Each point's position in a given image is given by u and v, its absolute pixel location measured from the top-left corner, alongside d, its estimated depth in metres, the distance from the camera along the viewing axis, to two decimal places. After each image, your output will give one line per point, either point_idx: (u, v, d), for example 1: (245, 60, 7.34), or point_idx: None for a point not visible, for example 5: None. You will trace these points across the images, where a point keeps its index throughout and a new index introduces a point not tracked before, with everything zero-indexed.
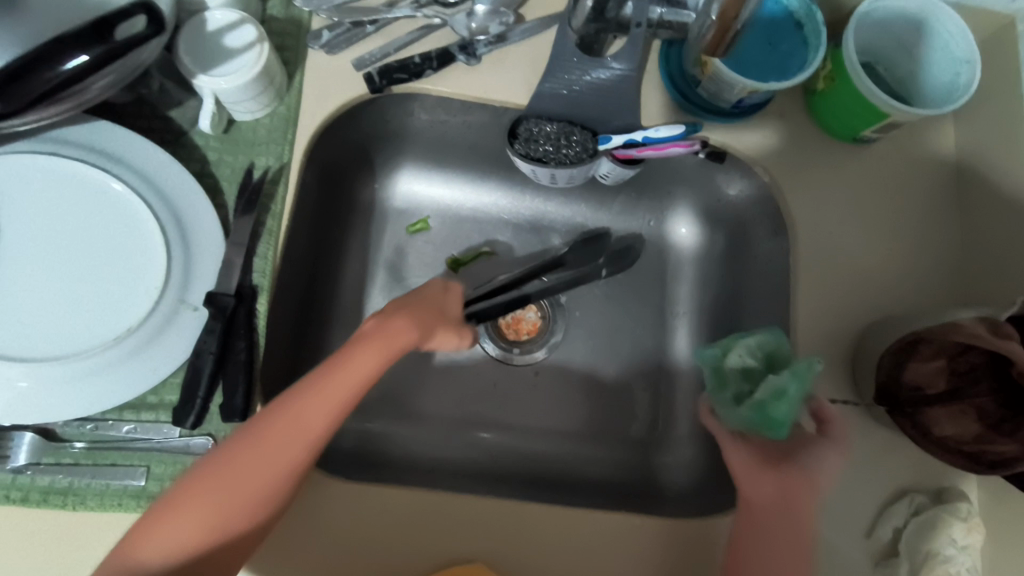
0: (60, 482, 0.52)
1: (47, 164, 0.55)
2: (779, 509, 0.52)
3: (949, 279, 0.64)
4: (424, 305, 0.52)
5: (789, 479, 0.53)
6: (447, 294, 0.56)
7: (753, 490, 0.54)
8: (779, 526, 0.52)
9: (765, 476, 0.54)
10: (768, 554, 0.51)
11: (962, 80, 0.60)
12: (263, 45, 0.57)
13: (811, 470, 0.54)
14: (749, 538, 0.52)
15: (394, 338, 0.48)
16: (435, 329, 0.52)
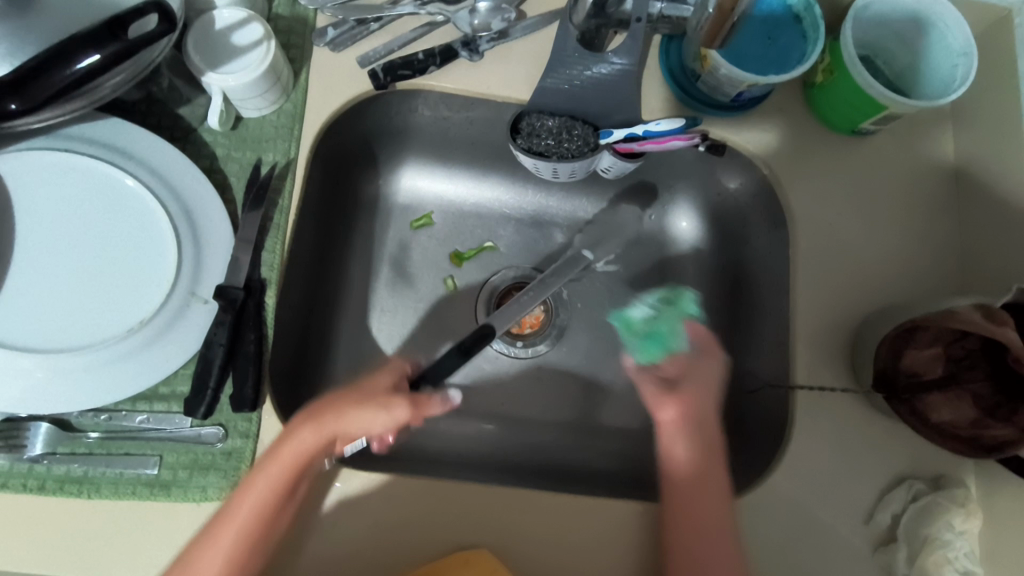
0: (76, 471, 0.53)
1: (60, 160, 0.56)
2: (685, 424, 0.60)
3: (947, 268, 0.65)
4: (336, 400, 0.57)
5: (688, 396, 0.61)
6: (370, 382, 0.60)
7: (666, 417, 0.61)
8: (693, 440, 0.59)
9: (671, 401, 0.62)
10: (697, 470, 0.57)
11: (959, 72, 0.61)
12: (270, 43, 0.58)
13: (698, 379, 0.62)
14: (680, 461, 0.58)
15: (293, 438, 0.54)
16: (341, 418, 0.56)
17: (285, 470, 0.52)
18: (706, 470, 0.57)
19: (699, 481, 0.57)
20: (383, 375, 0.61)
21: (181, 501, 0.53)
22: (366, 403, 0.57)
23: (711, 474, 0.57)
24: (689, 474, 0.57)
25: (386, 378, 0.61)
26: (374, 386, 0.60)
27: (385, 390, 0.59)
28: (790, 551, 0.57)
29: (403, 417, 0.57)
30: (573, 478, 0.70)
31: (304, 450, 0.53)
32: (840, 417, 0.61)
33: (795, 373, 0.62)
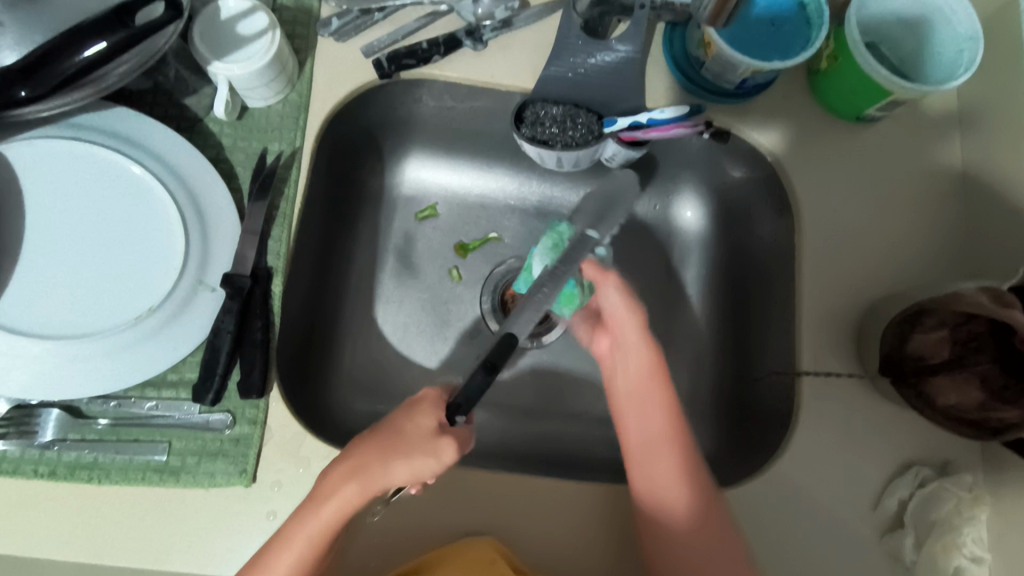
0: (86, 457, 0.54)
1: (68, 149, 0.57)
2: (622, 352, 0.60)
3: (953, 254, 0.65)
4: (374, 446, 0.49)
5: (615, 319, 0.60)
6: (410, 418, 0.51)
7: (603, 345, 0.62)
8: (627, 370, 0.59)
9: (604, 332, 0.62)
10: (636, 399, 0.57)
11: (966, 56, 0.61)
12: (276, 32, 0.59)
13: (614, 299, 0.59)
14: (621, 393, 0.59)
15: (334, 491, 0.48)
16: (384, 470, 0.48)
17: (323, 529, 0.48)
18: (644, 399, 0.57)
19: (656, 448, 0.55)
20: (424, 405, 0.52)
21: (189, 486, 0.53)
22: (410, 450, 0.49)
23: (669, 439, 0.56)
24: (631, 405, 0.57)
25: (427, 411, 0.51)
26: (413, 427, 0.50)
27: (430, 428, 0.50)
28: (796, 537, 0.57)
29: (451, 459, 0.49)
30: (578, 467, 0.70)
31: (346, 505, 0.48)
32: (845, 403, 0.61)
33: (801, 360, 0.62)
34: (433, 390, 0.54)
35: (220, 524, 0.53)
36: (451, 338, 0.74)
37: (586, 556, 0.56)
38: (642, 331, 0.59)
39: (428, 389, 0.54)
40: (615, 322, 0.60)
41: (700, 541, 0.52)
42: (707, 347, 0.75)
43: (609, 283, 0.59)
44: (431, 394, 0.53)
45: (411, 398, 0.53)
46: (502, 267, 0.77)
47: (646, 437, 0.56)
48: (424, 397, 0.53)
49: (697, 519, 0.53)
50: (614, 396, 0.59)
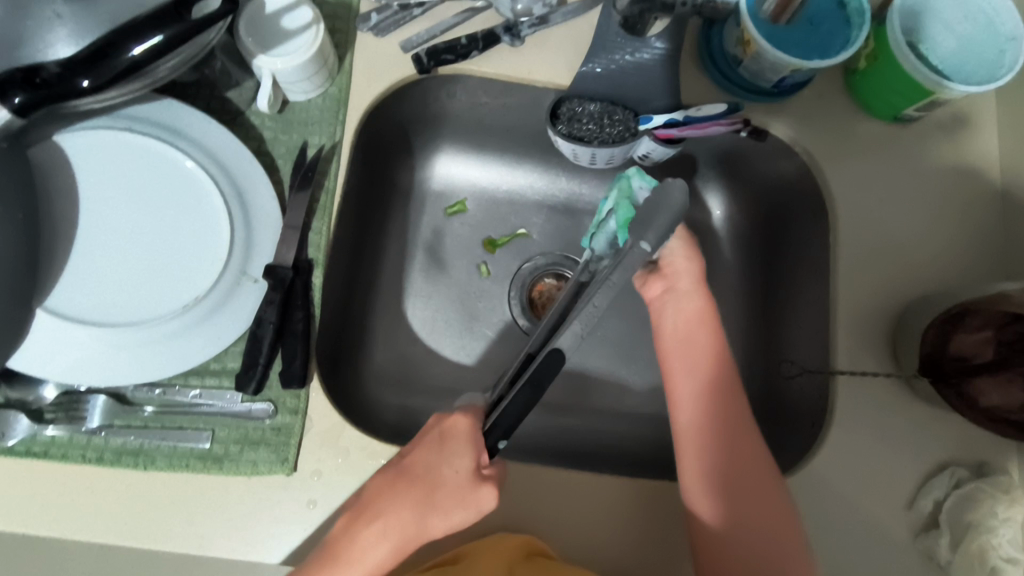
0: (132, 443, 0.55)
1: (118, 140, 0.57)
2: (674, 297, 0.59)
3: (989, 256, 0.65)
4: (409, 500, 0.49)
5: (668, 265, 0.59)
6: (443, 465, 0.49)
7: (654, 290, 0.60)
8: (678, 316, 0.58)
9: (654, 278, 0.59)
10: (683, 346, 0.57)
11: (1007, 58, 0.61)
12: (319, 26, 0.59)
13: (674, 244, 0.58)
14: (669, 342, 0.58)
15: (369, 551, 0.48)
16: (423, 528, 0.48)
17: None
18: (693, 344, 0.57)
19: (704, 409, 0.55)
20: (456, 450, 0.49)
21: (232, 474, 0.54)
22: (445, 504, 0.49)
23: (722, 410, 0.55)
24: (677, 351, 0.57)
25: (460, 455, 0.49)
26: (445, 476, 0.49)
27: (468, 476, 0.49)
28: (832, 535, 0.57)
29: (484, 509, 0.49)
30: (607, 463, 0.70)
31: (378, 564, 0.48)
32: (879, 401, 0.61)
33: (836, 359, 0.62)
34: (463, 418, 0.50)
35: (263, 511, 0.54)
36: (480, 333, 0.75)
37: (621, 552, 0.56)
38: (695, 277, 0.58)
39: (456, 420, 0.50)
40: (671, 266, 0.58)
41: (744, 514, 0.52)
42: (736, 344, 0.74)
43: (675, 233, 0.59)
44: (461, 426, 0.50)
45: (439, 435, 0.50)
46: (529, 263, 0.77)
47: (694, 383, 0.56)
48: (452, 432, 0.50)
49: (745, 488, 0.53)
50: (661, 336, 0.59)
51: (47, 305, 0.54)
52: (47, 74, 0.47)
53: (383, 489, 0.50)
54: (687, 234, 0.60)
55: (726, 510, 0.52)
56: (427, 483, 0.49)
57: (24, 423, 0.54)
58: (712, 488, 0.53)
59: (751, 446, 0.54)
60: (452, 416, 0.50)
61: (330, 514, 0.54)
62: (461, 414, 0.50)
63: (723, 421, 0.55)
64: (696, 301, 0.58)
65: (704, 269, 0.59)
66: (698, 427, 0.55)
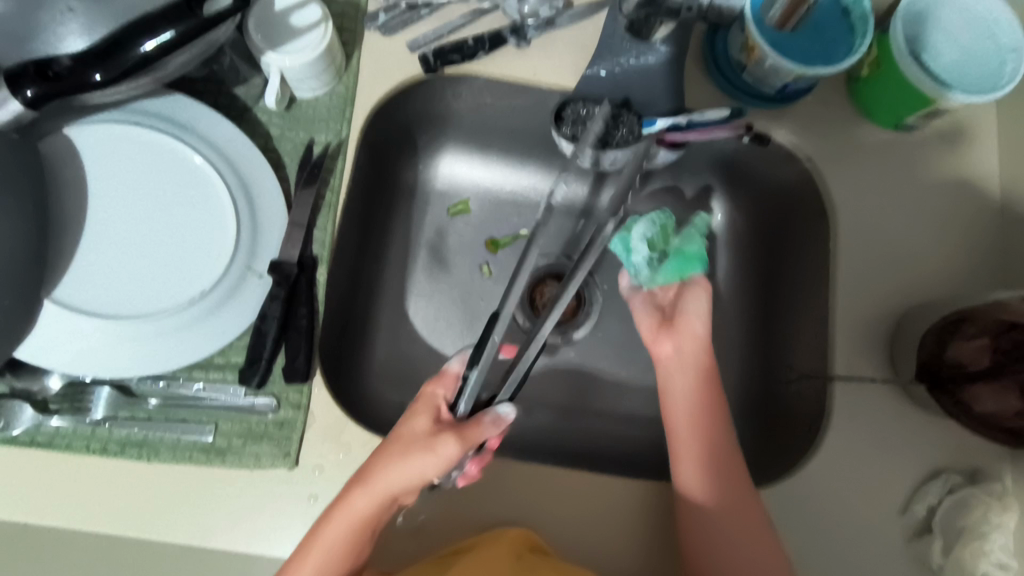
0: (136, 435, 0.55)
1: (126, 133, 0.58)
2: (685, 353, 0.59)
3: (987, 264, 0.65)
4: (386, 452, 0.51)
5: (681, 323, 0.59)
6: (411, 423, 0.52)
7: (665, 352, 0.60)
8: (684, 371, 0.58)
9: (668, 332, 0.60)
10: (691, 405, 0.57)
11: (1007, 68, 0.61)
12: (328, 25, 0.60)
13: (696, 307, 0.60)
14: (677, 396, 0.58)
15: (347, 501, 0.50)
16: (389, 475, 0.50)
17: (339, 533, 0.50)
18: (699, 399, 0.58)
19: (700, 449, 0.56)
20: (423, 406, 0.53)
21: (234, 467, 0.55)
22: (410, 450, 0.50)
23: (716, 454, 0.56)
24: (683, 410, 0.58)
25: (426, 414, 0.53)
26: (418, 431, 0.52)
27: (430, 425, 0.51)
28: (826, 538, 0.58)
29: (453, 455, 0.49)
30: (604, 462, 0.70)
31: (356, 512, 0.50)
32: (875, 407, 0.61)
33: (833, 364, 0.63)
34: (432, 386, 0.54)
35: (264, 505, 0.54)
36: (482, 333, 0.75)
37: (616, 550, 0.57)
38: (704, 339, 0.59)
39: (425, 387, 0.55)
40: (682, 325, 0.59)
41: (732, 515, 0.54)
42: (735, 348, 0.75)
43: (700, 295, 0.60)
44: (428, 393, 0.54)
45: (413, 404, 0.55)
46: (531, 263, 0.78)
47: (695, 438, 0.57)
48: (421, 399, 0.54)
49: (728, 492, 0.55)
50: (664, 388, 0.59)
51: (55, 296, 0.54)
52: (59, 67, 0.48)
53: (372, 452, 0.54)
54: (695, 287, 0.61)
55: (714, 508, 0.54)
56: (396, 432, 0.52)
57: (29, 413, 0.54)
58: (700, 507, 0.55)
59: (729, 450, 0.57)
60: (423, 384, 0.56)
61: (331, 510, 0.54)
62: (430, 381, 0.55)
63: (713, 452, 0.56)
64: (704, 355, 0.59)
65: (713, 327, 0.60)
66: (695, 469, 0.56)
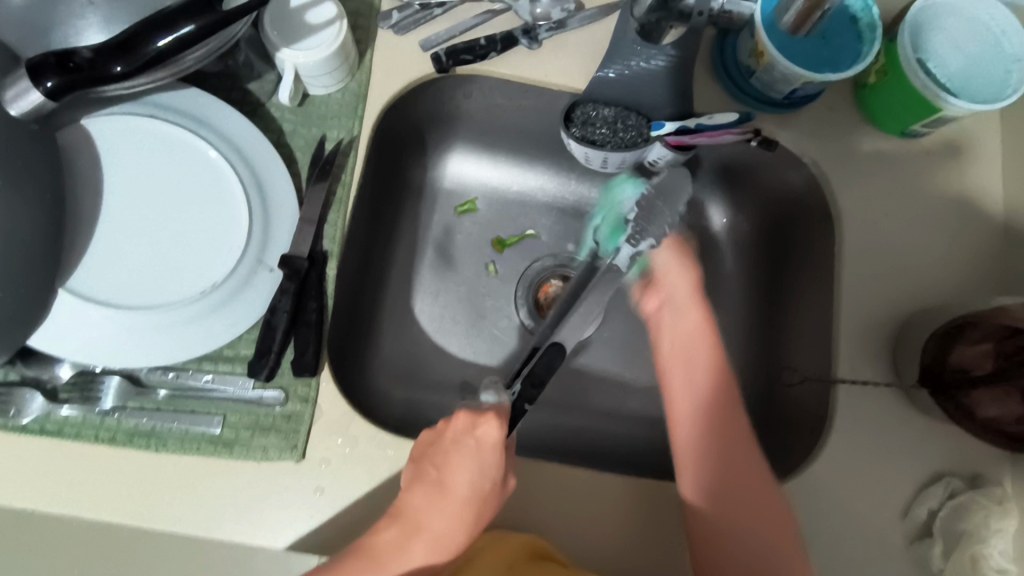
0: (145, 425, 0.55)
1: (140, 126, 0.58)
2: (671, 308, 0.62)
3: (990, 271, 0.66)
4: (459, 511, 0.51)
5: (664, 279, 0.63)
6: (477, 472, 0.52)
7: (650, 305, 0.63)
8: (674, 328, 0.61)
9: (654, 291, 0.63)
10: (682, 357, 0.59)
11: (1014, 77, 0.62)
12: (343, 22, 0.61)
13: (664, 258, 0.63)
14: (666, 350, 0.60)
15: (408, 557, 0.50)
16: (466, 533, 0.51)
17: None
18: (689, 356, 0.59)
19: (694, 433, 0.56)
20: (490, 451, 0.53)
21: (241, 459, 0.55)
22: (484, 505, 0.52)
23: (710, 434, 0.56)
24: (677, 363, 0.59)
25: (494, 459, 0.53)
26: (487, 484, 0.52)
27: (500, 471, 0.53)
28: (827, 540, 0.58)
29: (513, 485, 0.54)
30: (607, 461, 0.70)
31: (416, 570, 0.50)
32: (877, 410, 0.62)
33: (837, 367, 0.63)
34: (493, 423, 0.54)
35: (270, 497, 0.54)
36: (487, 331, 0.76)
37: (619, 549, 0.57)
38: (692, 290, 0.62)
39: (486, 423, 0.53)
40: (666, 280, 0.63)
41: (733, 505, 0.54)
42: (738, 351, 0.76)
43: (665, 246, 0.63)
44: (494, 437, 0.53)
45: (472, 440, 0.53)
46: (536, 263, 0.78)
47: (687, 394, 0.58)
48: (483, 441, 0.53)
49: (731, 481, 0.54)
50: (658, 350, 0.61)
51: (69, 286, 0.54)
52: (80, 59, 0.49)
53: (420, 493, 0.52)
54: (680, 246, 0.64)
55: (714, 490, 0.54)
56: (461, 487, 0.52)
57: (39, 402, 0.55)
58: (700, 490, 0.55)
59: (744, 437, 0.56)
60: (479, 417, 0.54)
61: (339, 501, 0.55)
62: (489, 416, 0.54)
63: (718, 439, 0.56)
64: (694, 317, 0.60)
65: (697, 279, 0.62)
66: (696, 432, 0.56)
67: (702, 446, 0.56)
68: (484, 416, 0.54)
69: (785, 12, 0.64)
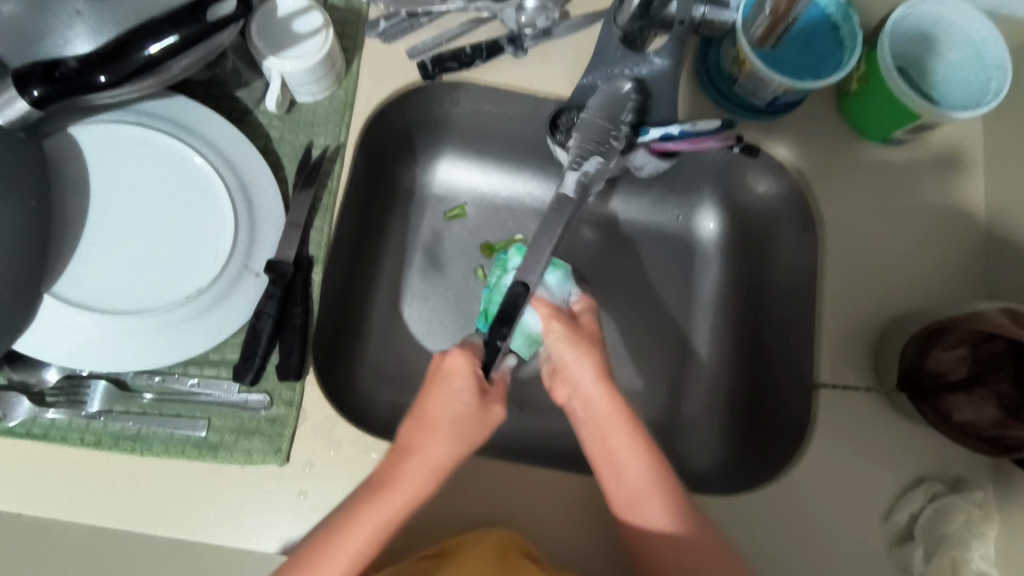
0: (130, 429, 0.56)
1: (128, 132, 0.59)
2: (580, 396, 0.59)
3: (972, 276, 0.66)
4: (441, 435, 0.54)
5: (564, 364, 0.60)
6: (452, 396, 0.56)
7: (562, 394, 0.61)
8: (591, 416, 0.58)
9: (562, 380, 0.61)
10: (604, 445, 0.56)
11: (993, 85, 0.63)
12: (329, 31, 0.62)
13: (557, 344, 0.61)
14: (588, 442, 0.58)
15: (404, 478, 0.52)
16: (451, 448, 0.54)
17: (400, 509, 0.51)
18: (607, 440, 0.56)
19: (658, 506, 0.54)
20: (461, 376, 0.56)
21: (226, 462, 0.56)
22: (465, 426, 0.55)
23: (665, 487, 0.55)
24: (600, 459, 0.56)
25: (465, 385, 0.56)
26: (465, 407, 0.55)
27: (475, 396, 0.56)
28: (808, 544, 0.59)
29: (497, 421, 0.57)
30: (592, 466, 0.71)
31: (417, 489, 0.52)
32: (858, 414, 0.62)
33: (819, 372, 0.64)
34: (461, 355, 0.57)
35: (253, 501, 0.55)
36: (475, 335, 0.76)
37: (602, 552, 0.58)
38: (597, 368, 0.59)
39: (451, 356, 0.57)
40: (563, 362, 0.60)
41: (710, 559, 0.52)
42: (724, 356, 0.76)
43: (557, 331, 0.61)
44: (462, 363, 0.57)
45: (441, 371, 0.57)
46: None
47: (623, 484, 0.55)
48: (453, 369, 0.57)
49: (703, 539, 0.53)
50: (583, 441, 0.59)
51: (56, 291, 0.55)
52: (66, 69, 0.50)
53: (408, 426, 0.55)
54: (554, 312, 0.63)
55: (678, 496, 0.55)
56: (441, 412, 0.55)
57: (25, 405, 0.55)
58: (664, 500, 0.54)
59: (695, 487, 0.55)
60: (449, 352, 0.58)
61: (322, 504, 0.55)
62: (456, 350, 0.58)
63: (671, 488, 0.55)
64: (620, 430, 0.56)
65: (603, 362, 0.60)
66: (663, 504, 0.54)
67: (666, 491, 0.54)
68: (452, 350, 0.58)
69: (755, 20, 0.63)
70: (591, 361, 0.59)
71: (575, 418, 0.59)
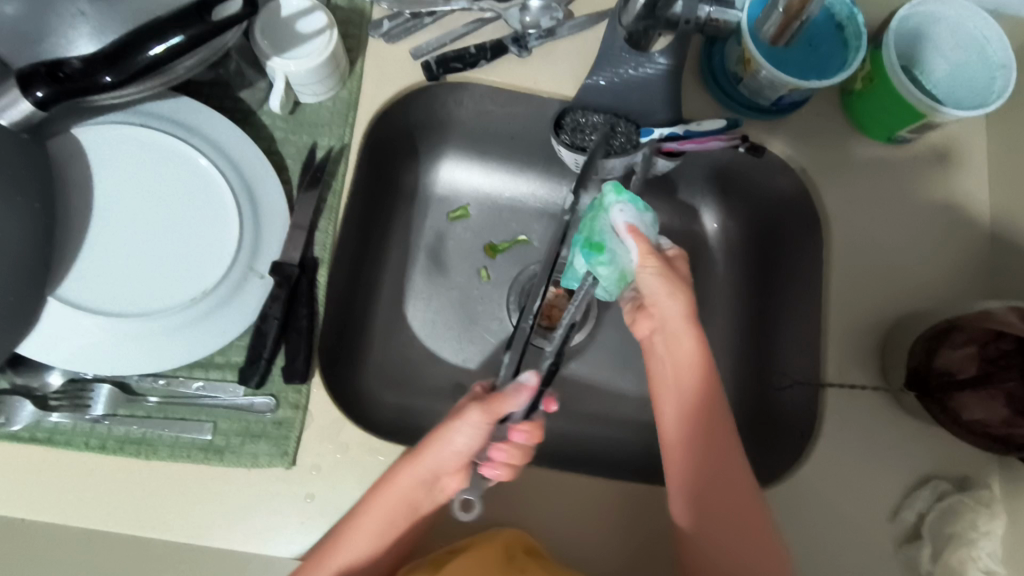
0: (135, 433, 0.56)
1: (132, 133, 0.59)
2: (661, 335, 0.56)
3: (979, 275, 0.67)
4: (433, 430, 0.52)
5: (654, 301, 0.56)
6: None
7: (642, 328, 0.58)
8: (672, 353, 0.56)
9: (643, 316, 0.58)
10: (677, 383, 0.55)
11: (997, 83, 0.62)
12: (333, 31, 0.61)
13: (652, 281, 0.55)
14: (663, 377, 0.56)
15: (396, 481, 0.51)
16: (436, 447, 0.51)
17: (394, 510, 0.51)
18: (683, 379, 0.55)
19: (679, 480, 0.54)
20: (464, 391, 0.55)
21: (232, 465, 0.55)
22: (448, 423, 0.52)
23: (686, 460, 0.54)
24: (666, 389, 0.56)
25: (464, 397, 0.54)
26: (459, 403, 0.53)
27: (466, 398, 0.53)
28: (817, 543, 0.59)
29: (480, 420, 0.49)
30: (598, 467, 0.70)
31: (410, 485, 0.51)
32: (865, 414, 0.62)
33: (825, 371, 0.64)
34: None
35: (259, 504, 0.54)
36: (479, 336, 0.76)
37: (610, 555, 0.57)
38: (689, 313, 0.55)
39: None
40: (654, 304, 0.56)
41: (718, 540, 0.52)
42: (729, 356, 0.76)
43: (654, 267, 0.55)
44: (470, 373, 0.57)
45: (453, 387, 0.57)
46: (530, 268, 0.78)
47: (664, 428, 0.56)
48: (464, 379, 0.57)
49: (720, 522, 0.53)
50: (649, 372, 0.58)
51: (59, 294, 0.55)
52: (70, 69, 0.49)
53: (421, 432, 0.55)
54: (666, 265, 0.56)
55: (693, 476, 0.54)
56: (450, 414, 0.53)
57: (28, 409, 0.55)
58: (683, 477, 0.54)
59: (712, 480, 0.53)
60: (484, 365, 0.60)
61: (328, 508, 0.55)
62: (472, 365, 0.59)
63: (699, 455, 0.54)
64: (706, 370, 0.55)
65: (693, 300, 0.55)
66: (687, 479, 0.54)
67: (689, 462, 0.54)
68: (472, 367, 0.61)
69: (767, 20, 0.63)
70: (678, 311, 0.55)
71: (647, 351, 0.58)
